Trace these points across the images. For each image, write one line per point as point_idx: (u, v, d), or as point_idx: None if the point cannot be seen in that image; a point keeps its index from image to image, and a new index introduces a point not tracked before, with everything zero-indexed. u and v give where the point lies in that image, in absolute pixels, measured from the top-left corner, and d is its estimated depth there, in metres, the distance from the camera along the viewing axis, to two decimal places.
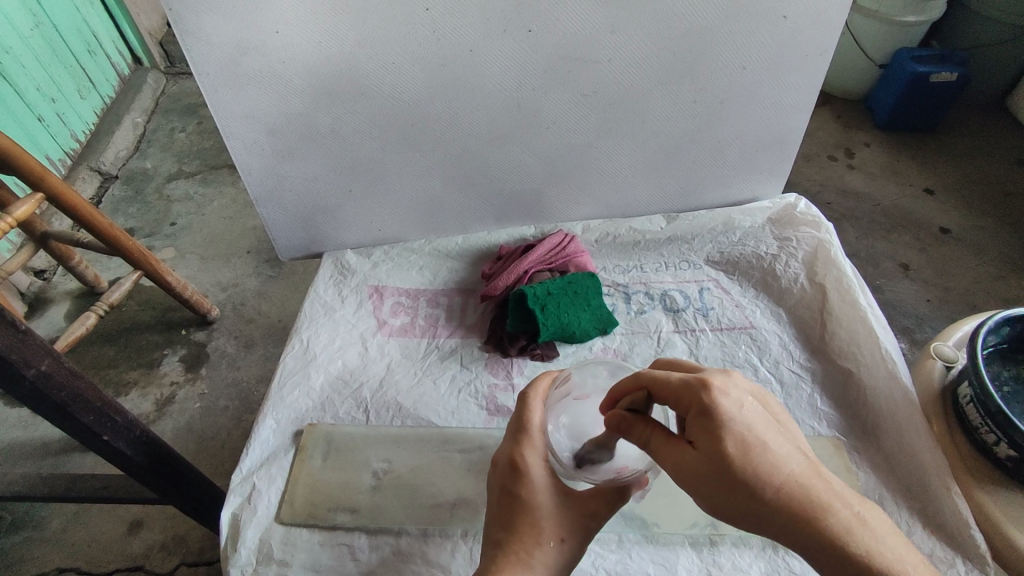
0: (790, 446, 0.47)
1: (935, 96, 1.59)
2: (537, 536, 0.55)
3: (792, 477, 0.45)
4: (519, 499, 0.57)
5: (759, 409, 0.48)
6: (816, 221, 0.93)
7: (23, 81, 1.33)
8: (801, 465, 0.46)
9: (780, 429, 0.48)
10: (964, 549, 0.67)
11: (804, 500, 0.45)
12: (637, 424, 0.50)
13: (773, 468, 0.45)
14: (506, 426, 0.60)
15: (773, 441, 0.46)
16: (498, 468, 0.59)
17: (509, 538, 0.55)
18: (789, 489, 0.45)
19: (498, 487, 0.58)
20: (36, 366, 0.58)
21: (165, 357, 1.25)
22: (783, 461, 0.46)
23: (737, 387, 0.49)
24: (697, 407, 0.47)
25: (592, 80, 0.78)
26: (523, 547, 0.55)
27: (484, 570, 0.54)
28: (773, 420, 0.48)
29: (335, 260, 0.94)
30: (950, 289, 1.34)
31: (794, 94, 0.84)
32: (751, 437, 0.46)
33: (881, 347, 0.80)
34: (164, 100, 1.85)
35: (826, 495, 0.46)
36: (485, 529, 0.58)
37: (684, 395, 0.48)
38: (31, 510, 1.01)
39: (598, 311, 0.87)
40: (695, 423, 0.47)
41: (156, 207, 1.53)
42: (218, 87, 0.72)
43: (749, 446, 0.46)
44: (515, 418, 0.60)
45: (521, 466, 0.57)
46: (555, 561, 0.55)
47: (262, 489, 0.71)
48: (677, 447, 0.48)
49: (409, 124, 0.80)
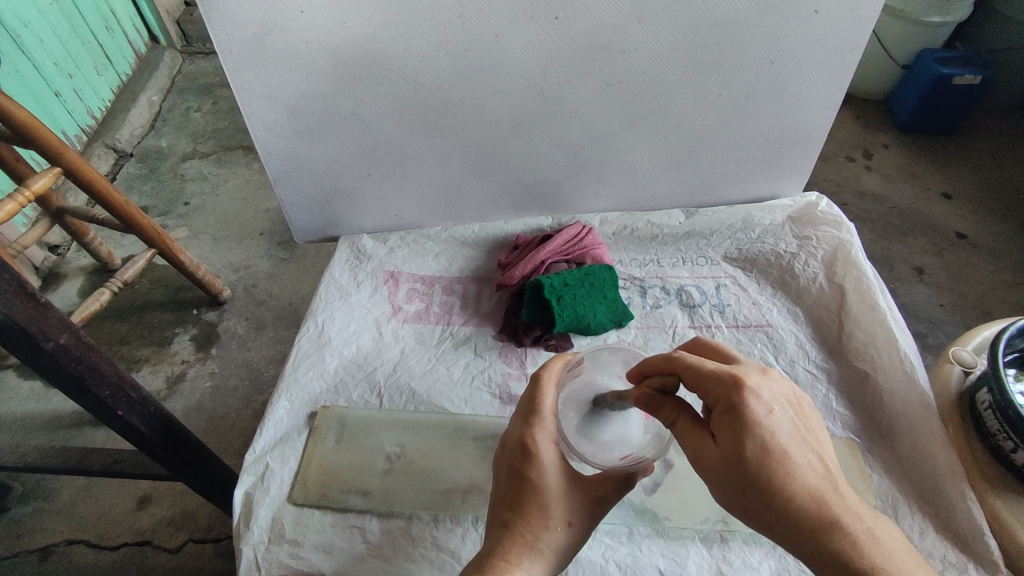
0: (812, 457, 0.47)
1: (957, 98, 1.56)
2: (544, 518, 0.55)
3: (807, 488, 0.46)
4: (527, 480, 0.56)
5: (785, 415, 0.48)
6: (837, 221, 0.92)
7: (42, 56, 1.33)
8: (819, 478, 0.46)
9: (806, 437, 0.48)
10: (975, 554, 0.67)
11: (817, 510, 0.45)
12: (665, 403, 0.51)
13: (791, 474, 0.46)
14: (516, 407, 0.59)
15: (796, 449, 0.47)
16: (508, 447, 0.58)
17: (516, 519, 0.55)
18: (802, 499, 0.45)
19: (507, 467, 0.57)
20: (55, 339, 0.58)
21: (177, 336, 1.25)
22: (801, 471, 0.46)
23: (769, 389, 0.48)
24: (724, 402, 0.48)
25: (616, 69, 0.77)
26: (528, 527, 0.54)
27: (489, 549, 0.54)
28: (800, 427, 0.48)
29: (351, 243, 0.94)
30: (965, 295, 1.32)
31: (821, 91, 0.83)
32: (772, 440, 0.46)
33: (900, 350, 0.80)
34: (180, 79, 1.85)
35: (843, 511, 0.45)
36: (491, 508, 0.58)
37: (715, 388, 0.48)
38: (42, 482, 1.03)
39: (614, 304, 0.86)
40: (720, 418, 0.48)
41: (170, 186, 1.54)
42: (241, 66, 0.72)
43: (770, 450, 0.46)
44: (527, 398, 0.59)
45: (531, 446, 0.56)
46: (561, 543, 0.55)
47: (275, 469, 0.72)
48: (701, 437, 0.49)
49: (431, 109, 0.79)
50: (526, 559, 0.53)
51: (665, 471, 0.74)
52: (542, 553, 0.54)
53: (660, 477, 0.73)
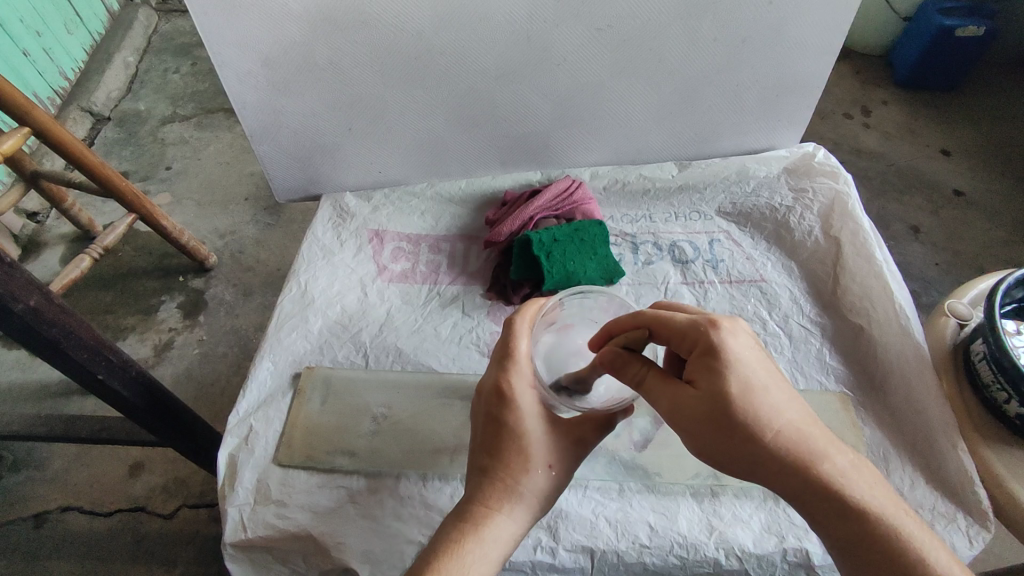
0: (788, 395, 0.47)
1: (960, 51, 1.52)
2: (525, 461, 0.54)
3: (788, 424, 0.46)
4: (505, 426, 0.55)
5: (763, 355, 0.48)
6: (834, 172, 0.90)
7: (7, 13, 1.26)
8: (797, 414, 0.47)
9: (781, 377, 0.48)
10: (965, 504, 0.67)
11: (797, 445, 0.46)
12: (632, 362, 0.50)
13: (772, 411, 0.46)
14: (491, 353, 0.58)
15: (774, 388, 0.47)
16: (484, 394, 0.57)
17: (495, 464, 0.54)
18: (784, 436, 0.46)
19: (483, 414, 0.56)
20: (25, 301, 0.55)
21: (163, 304, 1.23)
22: (780, 408, 0.46)
23: (744, 332, 0.48)
24: (702, 345, 0.47)
25: (607, 13, 0.73)
26: (509, 471, 0.53)
27: (469, 496, 0.53)
28: (776, 368, 0.48)
29: (334, 201, 0.90)
30: (960, 253, 1.31)
31: (821, 35, 0.79)
32: (753, 378, 0.46)
33: (895, 302, 0.78)
34: (156, 39, 1.77)
35: (821, 446, 0.46)
36: (470, 458, 0.57)
37: (690, 332, 0.48)
38: (33, 450, 1.01)
39: (605, 260, 0.84)
40: (698, 362, 0.47)
41: (151, 150, 1.49)
42: (210, 11, 0.68)
43: (750, 389, 0.46)
44: (501, 344, 0.58)
45: (507, 391, 0.55)
46: (543, 487, 0.54)
47: (259, 431, 0.71)
48: (677, 386, 0.48)
49: (412, 58, 0.75)
50: (508, 503, 0.53)
51: (656, 427, 0.73)
52: (524, 497, 0.53)
53: (650, 433, 0.73)
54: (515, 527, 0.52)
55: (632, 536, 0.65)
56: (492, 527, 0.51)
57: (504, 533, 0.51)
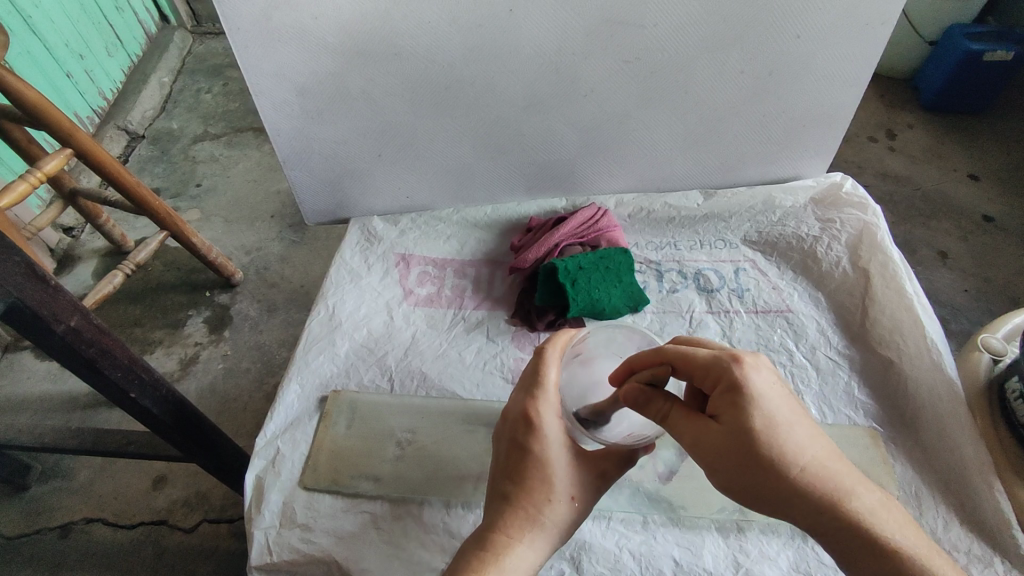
0: (812, 430, 0.48)
1: (988, 76, 1.50)
2: (547, 491, 0.54)
3: (813, 462, 0.46)
4: (528, 453, 0.55)
5: (786, 391, 0.48)
6: (862, 203, 0.89)
7: (51, 36, 1.31)
8: (821, 451, 0.47)
9: (804, 412, 0.48)
10: (1000, 546, 0.65)
11: (824, 484, 0.46)
12: (656, 398, 0.51)
13: (796, 451, 0.46)
14: (519, 381, 0.59)
15: (799, 425, 0.47)
16: (510, 419, 0.57)
17: (520, 492, 0.54)
18: (809, 473, 0.46)
19: (508, 440, 0.56)
20: (66, 322, 0.56)
21: (190, 318, 1.25)
22: (805, 445, 0.46)
23: (765, 366, 0.48)
24: (725, 380, 0.47)
25: (635, 45, 0.74)
26: (530, 500, 0.54)
27: (490, 521, 0.53)
28: (798, 403, 0.49)
29: (363, 225, 0.92)
30: (990, 280, 1.28)
31: (850, 67, 0.79)
32: (777, 415, 0.46)
33: (927, 338, 0.77)
34: (190, 60, 1.83)
35: (846, 484, 0.47)
36: (492, 483, 0.57)
37: (711, 370, 0.48)
38: (61, 461, 1.03)
39: (630, 288, 0.85)
40: (722, 398, 0.47)
41: (182, 167, 1.53)
42: (249, 44, 0.70)
43: (773, 423, 0.46)
44: (530, 371, 0.58)
45: (533, 419, 0.55)
46: (564, 519, 0.54)
47: (286, 454, 0.72)
48: (700, 423, 0.48)
49: (441, 88, 0.77)
50: (528, 532, 0.53)
51: (681, 458, 0.72)
52: (545, 527, 0.53)
53: (676, 465, 0.72)
54: (535, 557, 0.52)
55: (657, 570, 0.64)
56: (513, 556, 0.51)
57: (523, 562, 0.51)
